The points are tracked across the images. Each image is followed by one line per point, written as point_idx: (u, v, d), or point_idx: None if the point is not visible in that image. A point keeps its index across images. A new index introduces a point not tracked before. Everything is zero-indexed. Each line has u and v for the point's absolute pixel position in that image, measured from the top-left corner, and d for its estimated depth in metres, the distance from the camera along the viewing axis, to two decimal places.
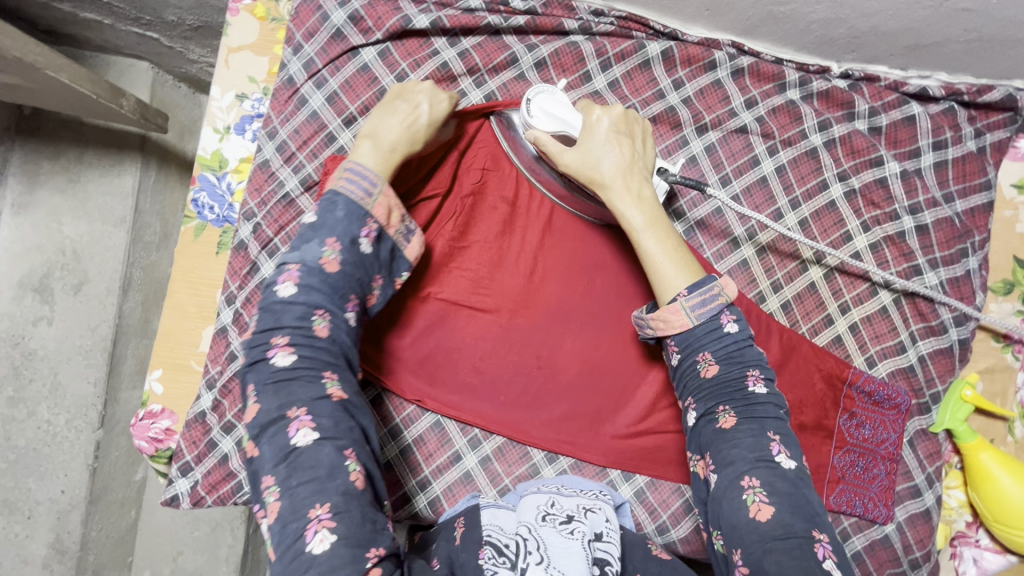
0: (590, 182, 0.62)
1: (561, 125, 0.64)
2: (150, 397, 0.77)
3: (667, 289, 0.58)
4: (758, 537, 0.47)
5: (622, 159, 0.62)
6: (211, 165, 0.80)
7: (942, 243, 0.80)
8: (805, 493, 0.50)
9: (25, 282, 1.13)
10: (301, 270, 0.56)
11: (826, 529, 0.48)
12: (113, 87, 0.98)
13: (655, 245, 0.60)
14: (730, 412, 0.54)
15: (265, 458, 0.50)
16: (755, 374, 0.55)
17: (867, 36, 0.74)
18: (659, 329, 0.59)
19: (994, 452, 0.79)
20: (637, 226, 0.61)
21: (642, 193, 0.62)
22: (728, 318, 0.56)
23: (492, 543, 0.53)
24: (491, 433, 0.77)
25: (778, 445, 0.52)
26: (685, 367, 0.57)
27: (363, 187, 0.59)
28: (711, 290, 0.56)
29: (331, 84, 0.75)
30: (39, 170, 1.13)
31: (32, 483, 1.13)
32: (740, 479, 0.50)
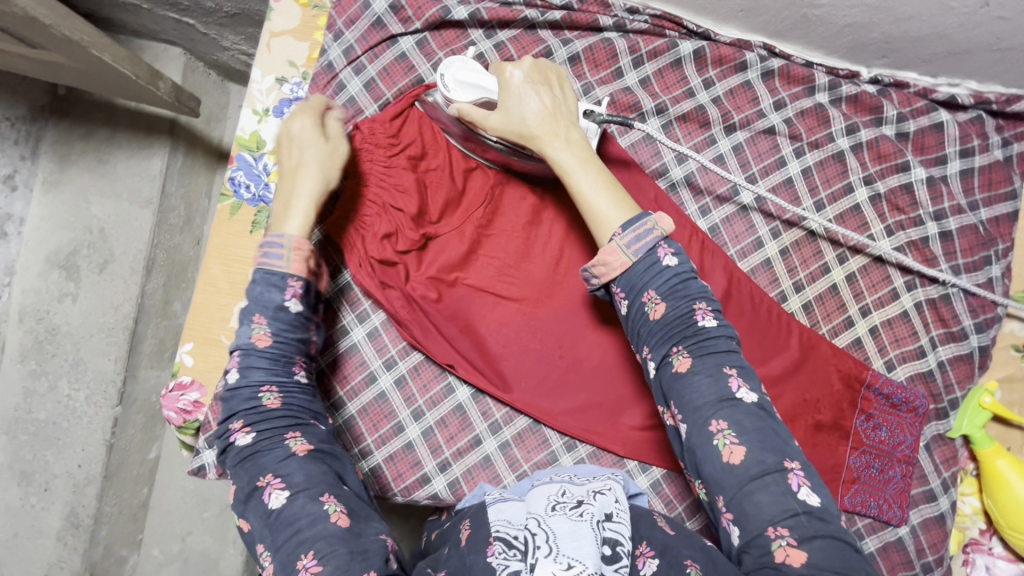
0: (519, 136, 0.63)
1: (479, 92, 0.66)
2: (180, 369, 0.79)
3: (605, 229, 0.56)
4: (737, 480, 0.47)
5: (543, 107, 0.63)
6: (249, 146, 0.82)
7: (965, 249, 0.81)
8: (776, 427, 0.49)
9: (53, 259, 1.16)
10: (238, 355, 0.57)
11: (798, 456, 0.49)
12: (151, 70, 1.00)
13: (588, 182, 0.58)
14: (685, 354, 0.52)
15: (253, 528, 0.52)
16: (703, 307, 0.52)
17: (898, 42, 0.74)
18: (601, 274, 0.55)
19: (1010, 459, 0.79)
20: (569, 167, 0.60)
21: (569, 136, 0.61)
22: (666, 251, 0.54)
23: (501, 537, 0.50)
24: (512, 418, 0.78)
25: (736, 380, 0.50)
26: (634, 313, 0.55)
27: (275, 253, 0.59)
28: (645, 224, 0.54)
29: (369, 71, 0.77)
30: (71, 150, 1.16)
31: (49, 455, 1.16)
32: (708, 425, 0.49)
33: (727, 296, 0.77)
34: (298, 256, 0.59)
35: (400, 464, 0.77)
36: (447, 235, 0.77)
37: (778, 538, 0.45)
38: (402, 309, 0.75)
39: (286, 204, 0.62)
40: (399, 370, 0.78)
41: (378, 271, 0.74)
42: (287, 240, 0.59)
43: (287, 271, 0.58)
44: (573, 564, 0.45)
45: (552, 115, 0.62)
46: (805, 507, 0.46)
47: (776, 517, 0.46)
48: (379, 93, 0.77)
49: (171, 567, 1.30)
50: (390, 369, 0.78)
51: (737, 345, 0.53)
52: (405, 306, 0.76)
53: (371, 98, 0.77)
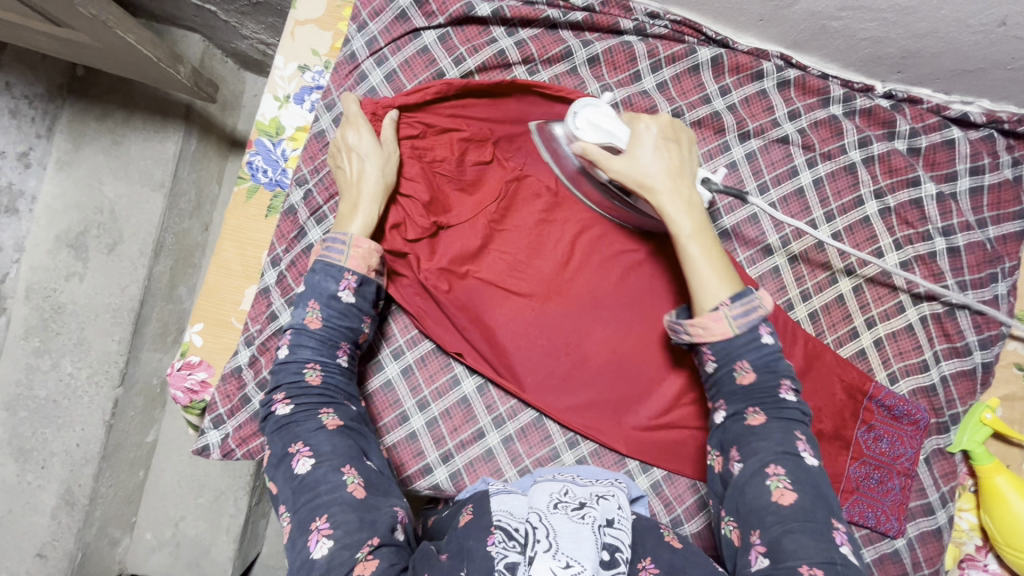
0: (635, 185, 0.62)
1: (607, 136, 0.64)
2: (189, 348, 0.80)
3: (707, 297, 0.58)
4: (777, 517, 0.48)
5: (669, 164, 0.62)
6: (268, 131, 0.84)
7: (972, 266, 0.81)
8: (828, 488, 0.51)
9: (62, 237, 1.16)
10: (291, 331, 0.63)
11: (843, 519, 0.50)
12: (172, 53, 1.01)
13: (700, 252, 0.59)
14: (760, 411, 0.55)
15: (278, 489, 0.56)
16: (788, 383, 0.55)
17: (915, 58, 0.75)
18: (696, 334, 0.58)
19: (1009, 476, 0.79)
20: (685, 233, 0.60)
21: (688, 199, 0.61)
22: (765, 330, 0.57)
23: (502, 526, 0.50)
24: (515, 413, 0.79)
25: (803, 443, 0.53)
26: (721, 375, 0.58)
27: (336, 249, 0.65)
28: (753, 301, 0.57)
29: (391, 63, 0.78)
30: (86, 130, 1.17)
31: (49, 434, 1.14)
32: (765, 467, 0.51)
33: None
34: (357, 255, 0.65)
35: (403, 453, 0.78)
36: (462, 227, 0.77)
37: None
38: (416, 297, 0.77)
39: (354, 208, 0.68)
40: (406, 360, 0.79)
41: (390, 259, 0.75)
42: (348, 240, 0.66)
43: (345, 266, 0.65)
44: (571, 563, 0.44)
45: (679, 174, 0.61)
46: (845, 559, 0.46)
47: (811, 557, 0.45)
48: (400, 85, 0.78)
49: (162, 550, 1.32)
50: (398, 358, 0.79)
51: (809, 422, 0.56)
52: (419, 294, 0.77)
53: (392, 89, 0.78)
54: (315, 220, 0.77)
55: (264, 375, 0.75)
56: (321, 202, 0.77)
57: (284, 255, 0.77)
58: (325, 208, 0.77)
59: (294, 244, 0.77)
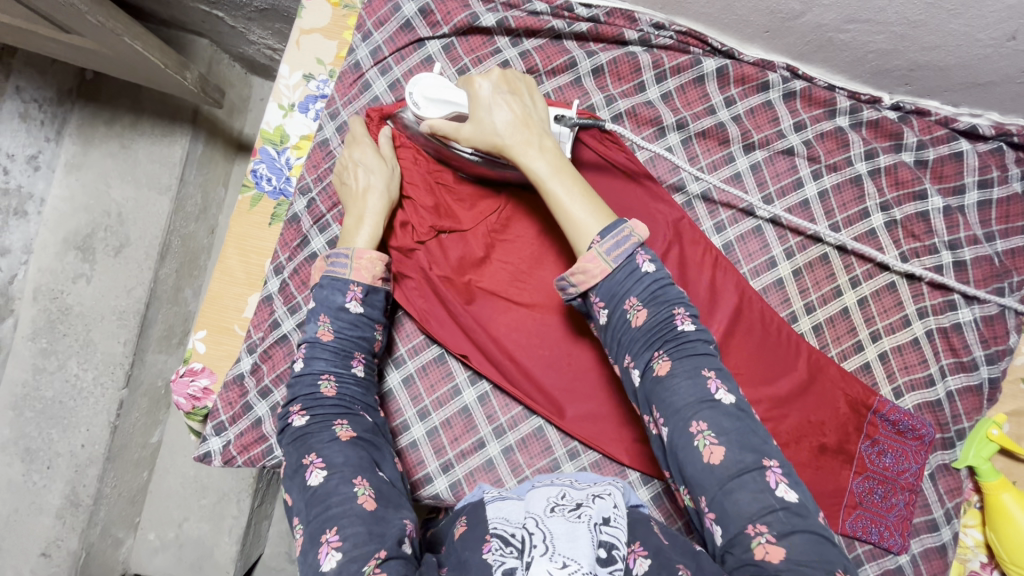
0: (490, 146, 0.62)
1: (449, 106, 0.66)
2: (192, 355, 0.81)
3: (583, 238, 0.58)
4: (716, 478, 0.48)
5: (513, 115, 0.62)
6: (273, 139, 0.84)
7: (980, 280, 0.80)
8: (751, 425, 0.50)
9: (70, 240, 1.17)
10: (304, 346, 0.64)
11: (775, 453, 0.49)
12: (179, 59, 1.01)
13: (564, 191, 0.59)
14: (663, 355, 0.53)
15: (292, 501, 0.55)
16: (681, 312, 0.54)
17: (922, 70, 0.74)
18: (580, 282, 0.56)
19: (1014, 493, 0.79)
20: (544, 175, 0.60)
21: (539, 142, 0.61)
22: (645, 258, 0.55)
23: (498, 534, 0.50)
24: (516, 424, 0.79)
25: (714, 380, 0.51)
26: (616, 321, 0.56)
27: (340, 263, 0.67)
28: (623, 231, 0.55)
29: (395, 72, 0.78)
30: (94, 133, 1.18)
31: (55, 434, 1.15)
32: (689, 426, 0.49)
33: (737, 312, 0.78)
34: (362, 266, 0.66)
35: (404, 462, 0.79)
36: (464, 235, 0.77)
37: (758, 534, 0.45)
38: (419, 301, 0.78)
39: (358, 222, 0.69)
40: (407, 369, 0.80)
41: (396, 263, 0.76)
42: (353, 254, 0.67)
43: (350, 278, 0.66)
44: (568, 563, 0.44)
45: (524, 122, 0.61)
46: (783, 503, 0.46)
47: (754, 515, 0.46)
48: (403, 94, 0.78)
49: (165, 551, 1.33)
50: (399, 367, 0.80)
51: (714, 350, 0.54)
52: (423, 298, 0.78)
53: (395, 97, 0.78)
54: (318, 228, 0.77)
55: (266, 383, 0.76)
56: (324, 210, 0.77)
57: (288, 263, 0.78)
58: (328, 216, 0.77)
59: (298, 252, 0.77)
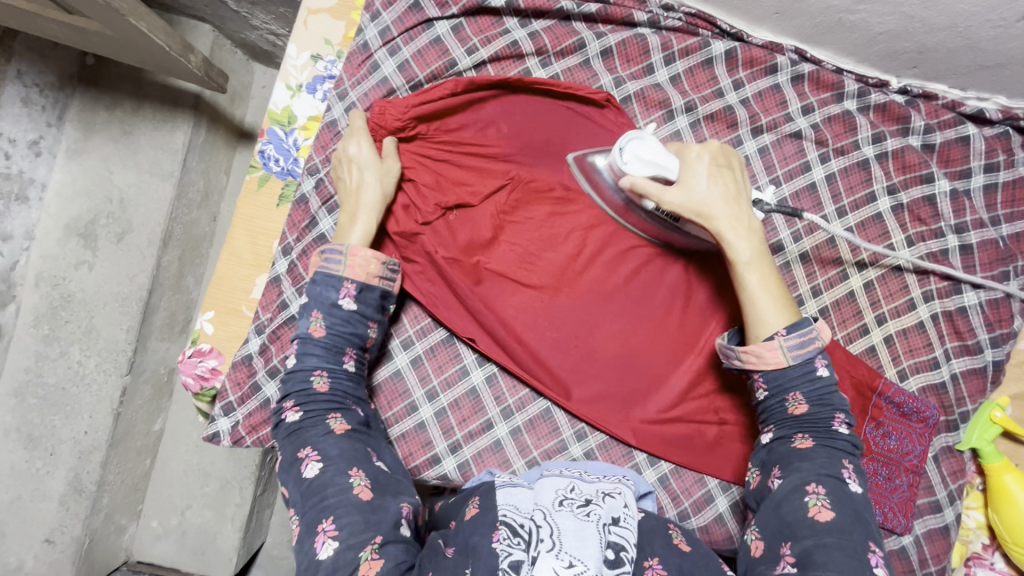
0: (697, 215, 0.64)
1: (656, 168, 0.65)
2: (200, 336, 0.81)
3: (765, 325, 0.61)
4: (811, 531, 0.48)
5: (727, 193, 0.65)
6: (281, 120, 0.84)
7: (984, 264, 0.81)
8: (870, 515, 0.51)
9: (72, 226, 1.17)
10: (297, 343, 0.66)
11: (881, 543, 0.49)
12: (183, 42, 1.00)
13: (759, 282, 0.62)
14: (807, 436, 0.57)
15: (287, 493, 0.58)
16: (841, 417, 0.57)
17: (931, 52, 0.74)
18: (749, 361, 0.61)
19: (1017, 474, 0.79)
20: (744, 261, 0.63)
21: (747, 227, 0.64)
22: (822, 363, 0.59)
23: (507, 522, 0.49)
24: (524, 405, 0.80)
25: (850, 471, 0.53)
26: (771, 403, 0.61)
27: (335, 260, 0.68)
28: (810, 333, 0.59)
29: (403, 52, 0.78)
30: (96, 119, 1.17)
31: (57, 421, 1.15)
32: (806, 485, 0.52)
33: None
34: (355, 263, 0.68)
35: (412, 443, 0.79)
36: (471, 215, 0.76)
37: None
38: (426, 284, 0.78)
39: (354, 219, 0.71)
40: (415, 350, 0.80)
41: (399, 245, 0.76)
42: (347, 251, 0.68)
43: (344, 275, 0.67)
44: (574, 562, 0.44)
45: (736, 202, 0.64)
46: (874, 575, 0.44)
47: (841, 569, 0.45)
48: (412, 75, 0.78)
49: (168, 538, 1.34)
50: (408, 349, 0.80)
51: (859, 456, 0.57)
52: (429, 281, 0.78)
53: (404, 78, 0.78)
54: (326, 209, 0.77)
55: (276, 364, 0.76)
56: (333, 190, 0.77)
57: (296, 244, 0.77)
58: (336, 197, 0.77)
59: (306, 233, 0.77)
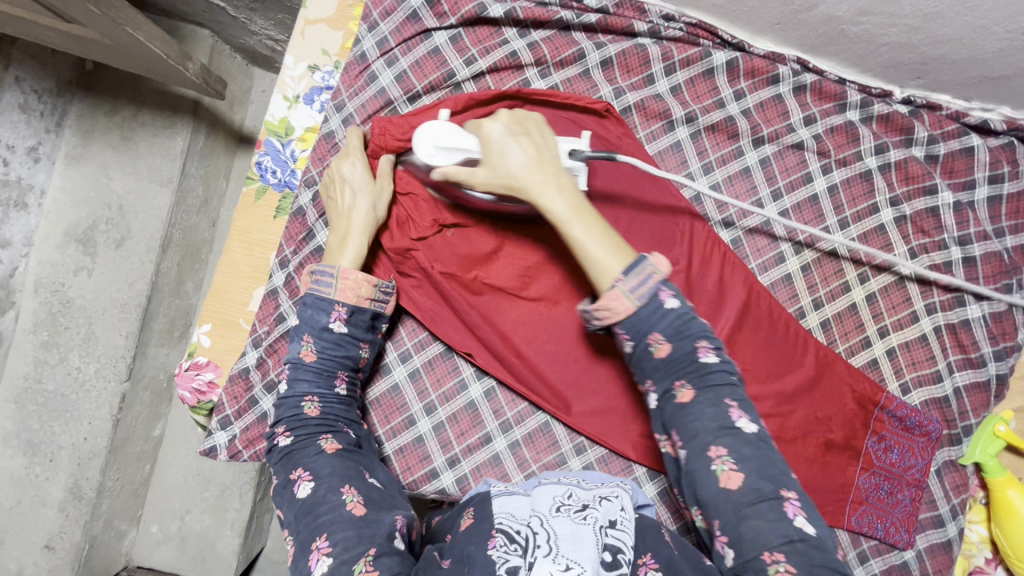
0: (509, 188, 0.60)
1: (461, 153, 0.64)
2: (197, 349, 0.80)
3: (604, 276, 0.54)
4: (731, 504, 0.49)
5: (526, 154, 0.60)
6: (278, 131, 0.83)
7: (988, 276, 0.80)
8: (773, 454, 0.51)
9: (71, 232, 1.16)
10: (288, 368, 0.66)
11: (794, 487, 0.50)
12: (181, 51, 1.00)
13: (585, 232, 0.56)
14: (685, 384, 0.53)
15: (283, 512, 0.58)
16: (705, 344, 0.53)
17: (936, 64, 0.74)
18: (604, 318, 0.54)
19: (1021, 490, 0.78)
20: (564, 217, 0.57)
21: (556, 180, 0.58)
22: (668, 294, 0.53)
23: (503, 529, 0.50)
24: (523, 419, 0.79)
25: (737, 410, 0.52)
26: (639, 352, 0.54)
27: (325, 281, 0.67)
28: (645, 269, 0.53)
29: (401, 63, 0.77)
30: (96, 125, 1.17)
31: (57, 427, 1.15)
32: (707, 450, 0.50)
33: (745, 307, 0.77)
34: (346, 286, 0.67)
35: (411, 457, 0.78)
36: (470, 229, 0.76)
37: (776, 564, 0.45)
38: (423, 297, 0.78)
39: (344, 241, 0.70)
40: (413, 363, 0.79)
41: (396, 260, 0.76)
42: (337, 272, 0.67)
43: (335, 298, 0.67)
44: (571, 566, 0.45)
45: (539, 161, 0.59)
46: (802, 534, 0.47)
47: (772, 543, 0.46)
48: (410, 86, 0.77)
49: (168, 544, 1.33)
50: (406, 362, 0.79)
51: (738, 380, 0.54)
52: (427, 294, 0.78)
53: (401, 89, 0.77)
54: (323, 221, 0.77)
55: (272, 378, 0.75)
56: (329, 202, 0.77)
57: (292, 257, 0.77)
58: None
59: (303, 245, 0.77)
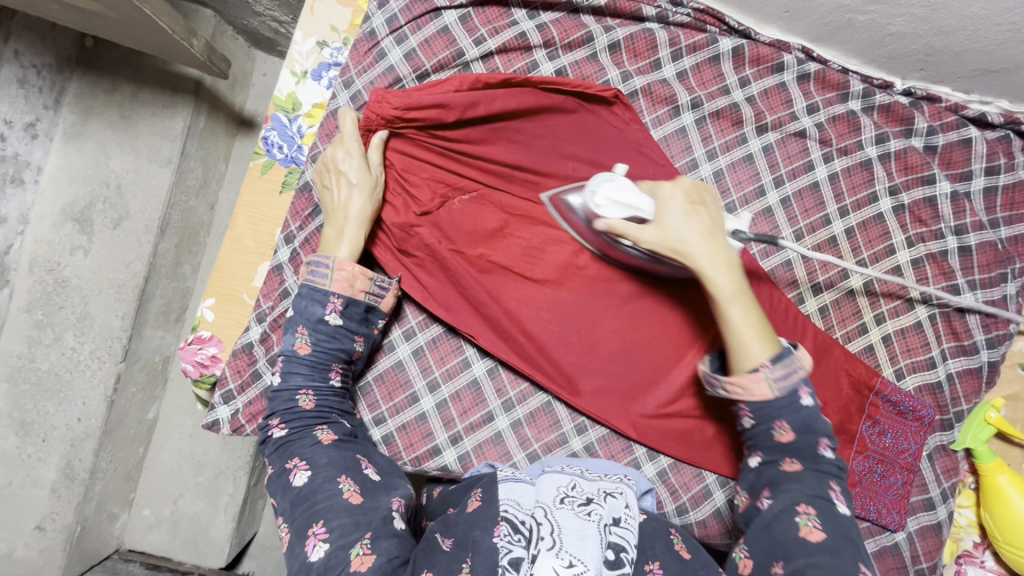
0: (674, 254, 0.62)
1: (630, 210, 0.64)
2: (201, 323, 0.81)
3: (747, 358, 0.58)
4: (803, 550, 0.50)
5: (702, 228, 0.62)
6: (285, 106, 0.83)
7: (983, 266, 0.81)
8: (857, 534, 0.52)
9: (68, 211, 1.15)
10: (282, 359, 0.67)
11: (871, 564, 0.50)
12: (186, 26, 0.98)
13: (742, 317, 0.59)
14: (795, 460, 0.57)
15: (278, 503, 0.58)
16: (826, 441, 0.57)
17: (938, 55, 0.75)
18: (735, 393, 0.59)
19: (1010, 474, 0.81)
20: (725, 296, 0.60)
21: (728, 261, 0.61)
22: (806, 391, 0.58)
23: (508, 518, 0.50)
24: (525, 398, 0.80)
25: (838, 493, 0.54)
26: (758, 431, 0.59)
27: (321, 273, 0.68)
28: (793, 362, 0.58)
29: (411, 41, 0.77)
30: (94, 103, 1.15)
31: (50, 408, 1.14)
32: (797, 505, 0.53)
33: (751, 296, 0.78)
34: (342, 277, 0.68)
35: (413, 434, 0.79)
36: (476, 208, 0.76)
37: None
38: (425, 277, 0.77)
39: (341, 233, 0.70)
40: (418, 341, 0.80)
41: (398, 238, 0.75)
42: (332, 263, 0.68)
43: (331, 289, 0.67)
44: (574, 562, 0.45)
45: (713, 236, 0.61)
46: None
47: None
48: (419, 64, 0.77)
49: (160, 528, 1.33)
50: (409, 339, 0.80)
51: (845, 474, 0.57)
52: (430, 274, 0.77)
53: (411, 67, 0.77)
54: None
55: (275, 353, 0.76)
56: None
57: (298, 232, 0.77)
58: None
59: (309, 221, 0.77)
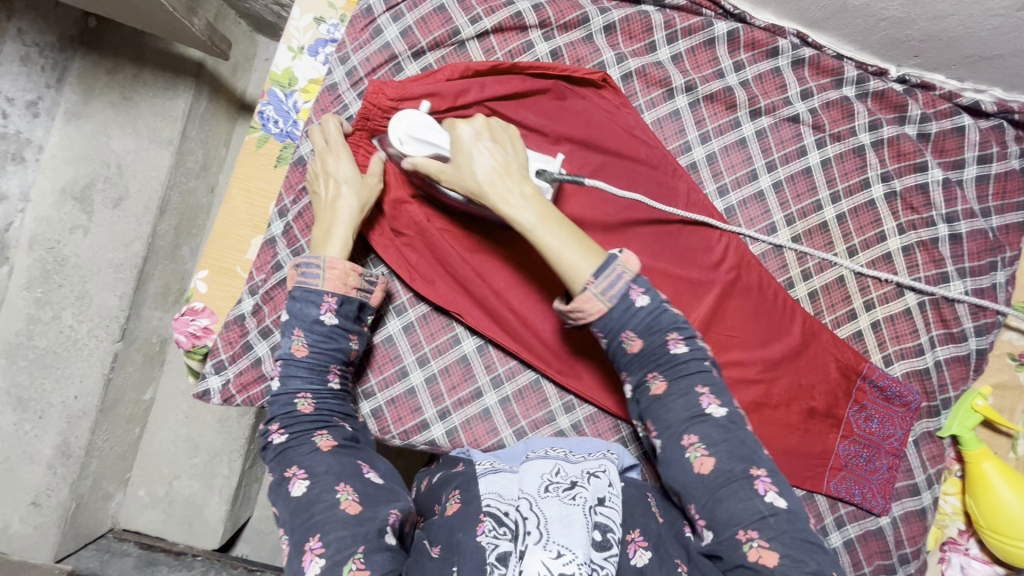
0: (474, 193, 0.63)
1: (431, 148, 0.67)
2: (194, 295, 0.82)
3: (576, 278, 0.57)
4: (706, 488, 0.53)
5: (494, 161, 0.62)
6: (281, 81, 0.84)
7: (974, 253, 0.82)
8: (744, 435, 0.54)
9: (68, 190, 1.16)
10: (280, 362, 0.67)
11: (764, 463, 0.53)
12: (186, 4, 0.99)
13: (553, 238, 0.58)
14: (659, 376, 0.57)
15: (279, 512, 0.58)
16: (676, 336, 0.57)
17: (933, 41, 0.75)
18: (578, 318, 0.58)
19: (996, 461, 0.81)
20: (530, 224, 0.59)
21: (526, 189, 0.61)
22: (637, 292, 0.57)
23: (492, 514, 0.53)
24: (514, 374, 0.80)
25: (707, 397, 0.55)
26: (614, 348, 0.59)
27: (313, 273, 0.68)
28: (616, 269, 0.57)
29: (407, 19, 0.78)
30: (96, 82, 1.15)
31: (47, 385, 1.15)
32: (682, 439, 0.54)
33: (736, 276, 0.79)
34: (334, 276, 0.68)
35: (402, 408, 0.80)
36: None
37: (750, 540, 0.50)
38: (413, 256, 0.79)
39: (329, 231, 0.70)
40: (408, 317, 0.80)
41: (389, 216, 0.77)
42: (324, 262, 0.68)
43: (324, 288, 0.67)
44: (563, 552, 0.47)
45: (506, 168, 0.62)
46: (772, 509, 0.50)
47: (745, 521, 0.50)
48: (415, 42, 0.78)
49: (154, 508, 1.33)
50: (399, 314, 0.80)
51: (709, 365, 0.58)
52: (418, 252, 0.79)
53: (406, 44, 0.78)
54: None
55: (268, 324, 0.76)
56: None
57: (292, 206, 0.78)
58: None
59: (302, 195, 0.77)
